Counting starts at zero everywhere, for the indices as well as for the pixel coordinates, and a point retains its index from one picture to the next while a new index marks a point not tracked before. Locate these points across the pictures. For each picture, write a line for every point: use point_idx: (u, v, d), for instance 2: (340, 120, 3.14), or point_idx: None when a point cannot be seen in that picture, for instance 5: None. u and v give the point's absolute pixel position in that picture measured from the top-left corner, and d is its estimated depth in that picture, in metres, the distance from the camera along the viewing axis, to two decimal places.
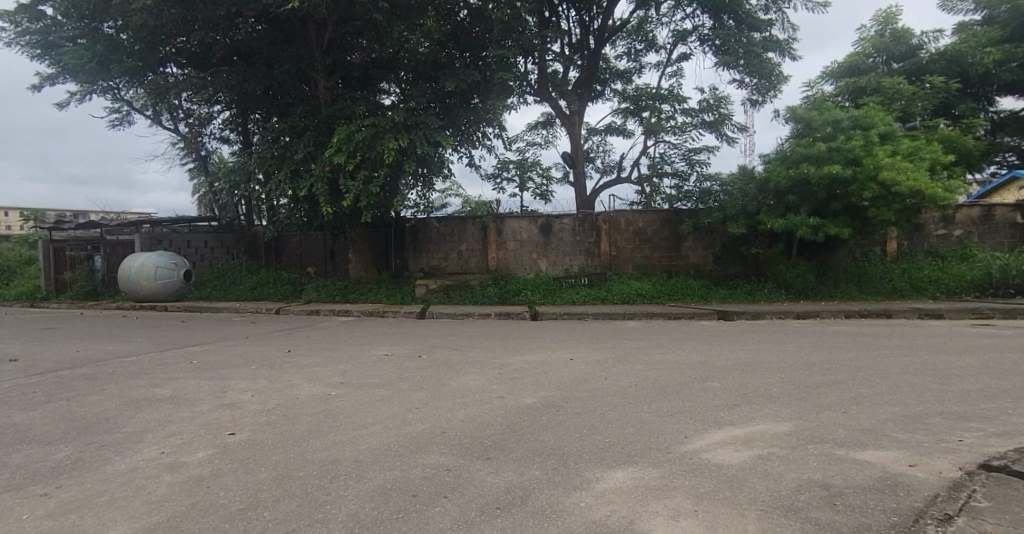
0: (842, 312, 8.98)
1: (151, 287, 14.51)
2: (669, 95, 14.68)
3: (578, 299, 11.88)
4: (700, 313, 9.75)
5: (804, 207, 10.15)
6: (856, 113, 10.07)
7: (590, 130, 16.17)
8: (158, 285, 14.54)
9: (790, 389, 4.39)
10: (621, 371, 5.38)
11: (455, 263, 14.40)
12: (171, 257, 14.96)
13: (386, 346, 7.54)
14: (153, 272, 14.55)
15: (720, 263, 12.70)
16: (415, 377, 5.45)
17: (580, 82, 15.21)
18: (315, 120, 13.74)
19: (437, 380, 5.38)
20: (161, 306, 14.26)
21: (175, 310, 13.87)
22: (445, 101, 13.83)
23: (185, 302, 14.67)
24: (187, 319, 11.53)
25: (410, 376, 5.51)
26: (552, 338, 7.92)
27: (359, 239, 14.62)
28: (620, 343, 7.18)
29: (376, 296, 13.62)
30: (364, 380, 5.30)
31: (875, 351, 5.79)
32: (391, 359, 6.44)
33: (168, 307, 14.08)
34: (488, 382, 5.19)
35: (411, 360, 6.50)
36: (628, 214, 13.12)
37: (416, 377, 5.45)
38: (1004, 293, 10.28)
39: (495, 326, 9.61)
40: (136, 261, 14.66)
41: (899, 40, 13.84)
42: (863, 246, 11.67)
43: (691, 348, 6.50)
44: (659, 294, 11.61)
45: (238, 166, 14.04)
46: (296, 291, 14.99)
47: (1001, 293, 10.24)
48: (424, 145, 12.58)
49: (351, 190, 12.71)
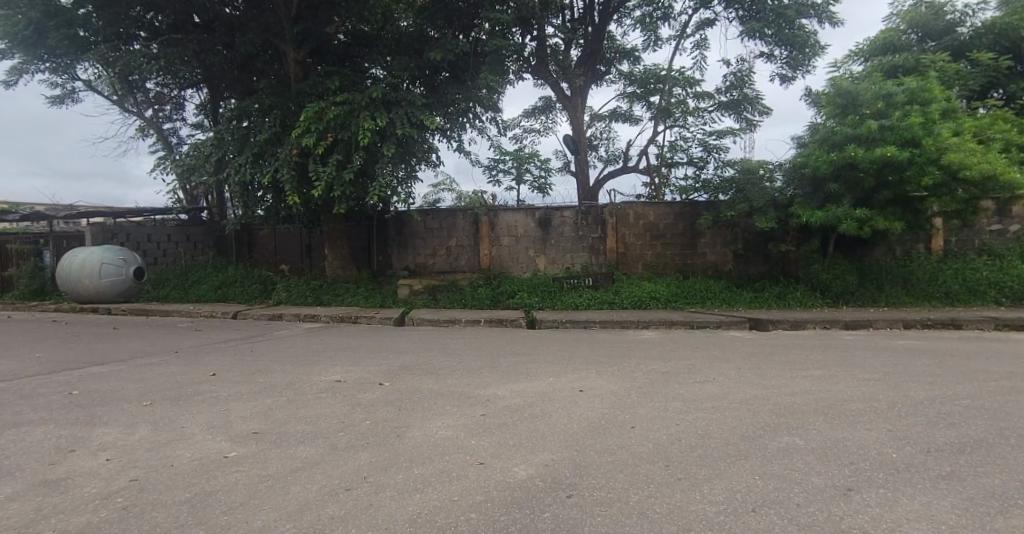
0: (899, 321, 7.54)
1: (95, 286, 12.93)
2: (680, 76, 13.22)
3: (582, 303, 10.41)
4: (728, 321, 8.28)
5: (847, 197, 8.70)
6: (913, 85, 8.55)
7: (592, 116, 14.71)
8: (103, 284, 12.96)
9: (923, 454, 2.85)
10: (649, 417, 3.87)
11: (443, 261, 12.86)
12: (118, 252, 13.37)
13: (344, 368, 6.03)
14: (96, 268, 12.96)
15: (742, 262, 11.30)
16: (364, 428, 3.92)
17: (583, 61, 13.69)
18: (283, 99, 12.17)
19: (395, 430, 3.84)
20: (106, 309, 12.72)
21: (124, 313, 12.31)
22: (432, 78, 12.25)
23: (136, 304, 13.14)
24: (125, 326, 9.94)
25: (360, 424, 4.00)
26: (552, 356, 6.40)
27: (336, 233, 13.04)
28: (639, 366, 5.67)
29: (354, 298, 12.09)
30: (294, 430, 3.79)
31: (997, 381, 4.23)
32: (342, 393, 4.93)
33: (114, 310, 12.51)
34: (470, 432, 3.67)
35: (371, 391, 4.98)
36: (637, 207, 11.57)
37: (365, 427, 3.92)
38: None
39: (484, 337, 8.12)
40: (78, 257, 13.11)
41: (938, 14, 12.10)
42: (905, 243, 10.25)
43: (736, 374, 4.99)
44: (675, 297, 10.17)
45: (197, 151, 12.49)
46: (266, 291, 13.44)
47: None
48: (405, 124, 11.02)
49: (322, 176, 11.15)
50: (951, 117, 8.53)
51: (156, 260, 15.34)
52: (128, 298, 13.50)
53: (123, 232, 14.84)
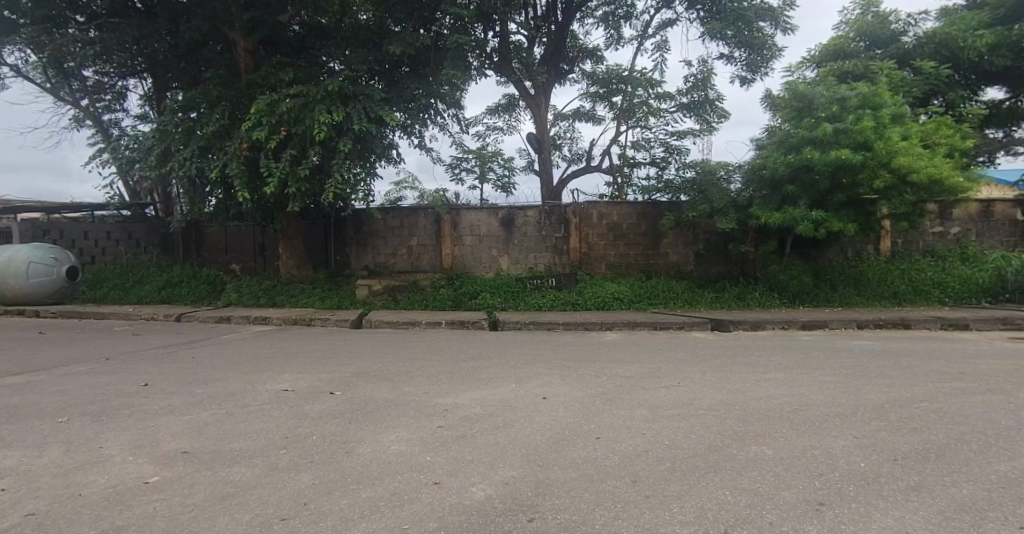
0: (853, 321, 7.74)
1: (20, 287, 11.82)
2: (641, 77, 13.29)
3: (545, 304, 10.26)
4: (690, 322, 8.31)
5: (804, 199, 8.90)
6: (865, 90, 8.80)
7: (556, 115, 14.62)
8: (30, 285, 11.85)
9: (889, 463, 2.80)
10: (615, 427, 3.71)
11: (404, 261, 12.45)
12: (48, 250, 12.27)
13: (294, 376, 5.63)
14: (23, 267, 11.83)
15: (702, 263, 11.44)
16: (309, 444, 3.59)
17: (546, 59, 13.56)
18: (232, 89, 11.46)
19: (344, 446, 3.53)
20: (33, 311, 11.65)
21: (53, 316, 11.30)
22: (391, 71, 11.77)
23: (68, 306, 12.10)
24: (52, 330, 9.09)
25: (306, 438, 3.67)
26: (515, 360, 6.19)
27: (290, 231, 12.41)
28: (603, 370, 5.54)
29: (309, 299, 11.52)
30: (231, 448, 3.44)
31: (950, 382, 4.31)
32: (289, 404, 4.56)
33: (42, 313, 11.47)
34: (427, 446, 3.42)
35: (321, 401, 4.63)
36: (601, 207, 11.52)
37: (311, 443, 3.59)
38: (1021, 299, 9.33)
39: (445, 340, 7.84)
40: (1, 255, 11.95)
41: (883, 23, 12.56)
42: (856, 244, 10.62)
43: (701, 378, 4.92)
44: (638, 298, 10.18)
45: (136, 143, 11.60)
46: (214, 292, 12.64)
47: (1016, 299, 9.34)
48: (363, 119, 10.50)
49: (274, 172, 10.54)
50: (899, 122, 8.83)
51: (94, 258, 14.09)
52: (59, 300, 12.42)
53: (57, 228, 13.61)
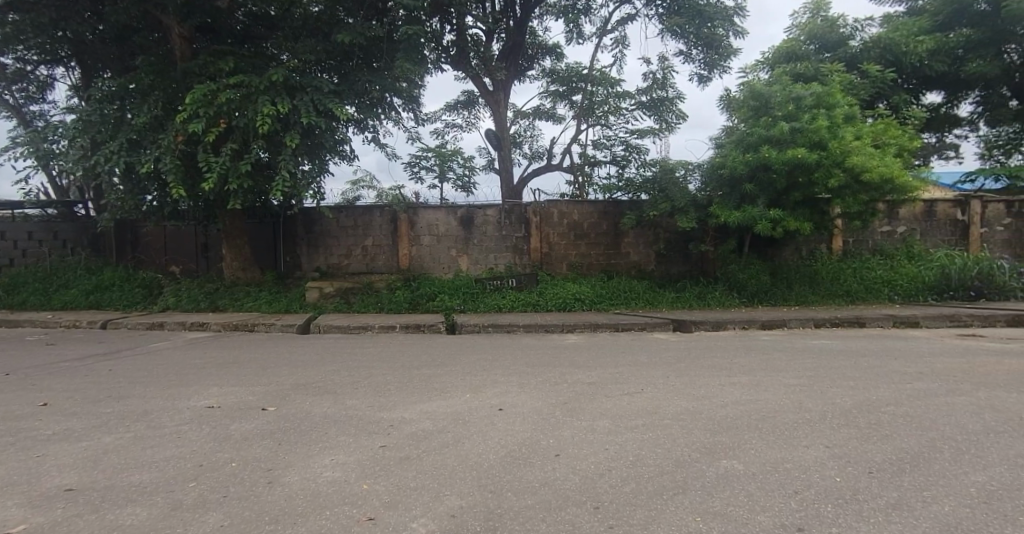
0: (811, 321, 7.80)
1: None
2: (600, 76, 13.17)
3: (505, 306, 9.93)
4: (652, 324, 8.18)
5: (761, 198, 8.96)
6: (819, 90, 8.92)
7: (515, 113, 14.33)
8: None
9: (865, 477, 2.60)
10: (576, 442, 3.40)
11: (359, 262, 11.83)
12: None
13: (225, 388, 5.06)
14: None
15: (663, 262, 11.40)
16: (227, 473, 3.09)
17: (505, 55, 13.22)
18: (166, 76, 10.52)
19: (268, 473, 3.06)
20: None
21: None
22: (343, 62, 11.08)
23: None
24: None
25: (224, 466, 3.17)
26: (472, 366, 5.82)
27: (234, 231, 11.53)
28: (564, 377, 5.25)
29: (255, 303, 10.73)
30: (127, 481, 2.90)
31: (910, 383, 4.26)
32: (212, 422, 4.01)
33: None
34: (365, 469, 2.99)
35: (250, 418, 4.10)
36: (561, 206, 11.30)
37: (229, 472, 3.09)
38: (964, 296, 9.66)
39: (399, 345, 7.39)
40: None
41: (832, 26, 12.88)
42: (810, 243, 10.85)
43: (665, 385, 4.71)
44: (600, 298, 10.01)
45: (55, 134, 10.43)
46: (149, 297, 11.58)
47: (960, 295, 9.66)
48: (311, 113, 9.77)
49: (213, 168, 9.69)
50: (851, 122, 9.01)
51: (12, 261, 12.87)
52: None
53: None
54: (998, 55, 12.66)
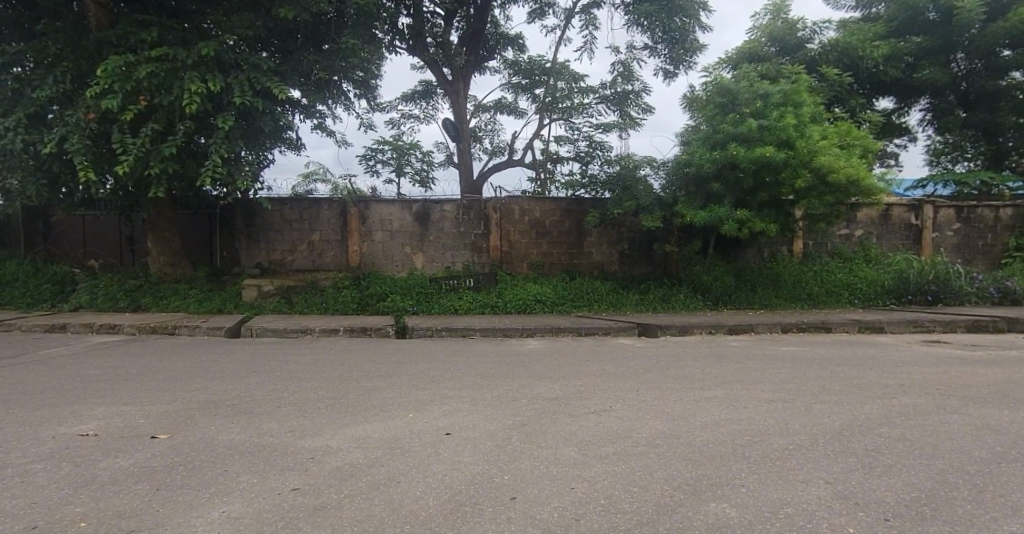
0: (779, 325, 7.64)
1: None
2: (564, 69, 12.70)
3: (463, 307, 9.30)
4: (617, 328, 7.78)
5: (727, 197, 8.73)
6: (785, 87, 8.76)
7: (476, 106, 13.67)
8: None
9: (882, 527, 2.16)
10: (536, 479, 2.82)
11: (304, 258, 10.86)
12: None
13: (119, 397, 4.14)
14: None
15: (626, 263, 11.05)
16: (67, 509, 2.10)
17: (465, 42, 12.52)
18: (76, 43, 9.15)
19: (134, 511, 2.14)
20: None
21: None
22: (287, 39, 10.05)
23: None
24: None
25: (69, 499, 2.19)
26: (419, 377, 5.17)
27: (160, 223, 10.29)
28: (523, 393, 4.71)
29: (180, 303, 9.59)
30: None
31: (893, 400, 3.97)
32: (84, 437, 3.03)
33: None
34: (261, 517, 2.26)
35: (137, 432, 3.19)
36: (523, 202, 10.75)
37: (73, 509, 2.11)
38: (920, 300, 9.73)
39: (341, 350, 6.66)
40: None
41: (793, 28, 12.86)
42: (771, 245, 10.80)
43: (637, 409, 4.24)
44: (562, 300, 9.52)
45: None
46: (56, 296, 10.12)
47: (918, 299, 9.72)
48: (247, 92, 8.67)
49: (129, 151, 8.48)
50: (816, 121, 8.91)
51: None
52: None
53: None
54: (946, 64, 13.05)
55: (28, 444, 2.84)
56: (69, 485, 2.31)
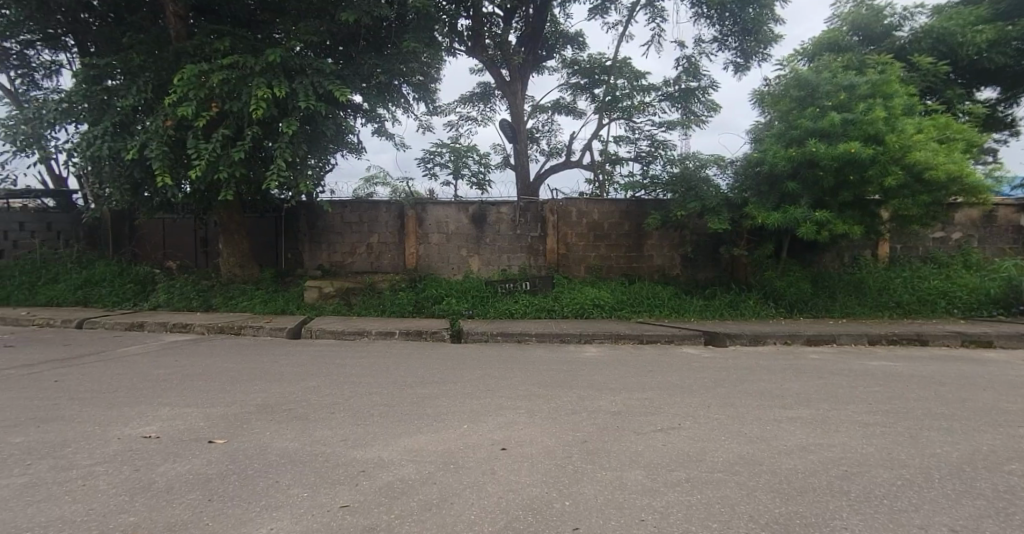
0: (865, 336, 6.97)
1: None
2: (625, 67, 12.30)
3: (518, 311, 9.13)
4: (681, 336, 7.34)
5: (805, 197, 8.06)
6: (874, 78, 8.00)
7: (534, 107, 13.52)
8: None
9: None
10: (599, 507, 2.57)
11: (364, 260, 11.10)
12: None
13: (190, 396, 4.27)
14: None
15: (689, 267, 10.50)
16: (120, 523, 2.07)
17: (524, 43, 12.40)
18: (160, 56, 9.79)
19: (185, 526, 2.10)
20: None
21: None
22: (351, 46, 10.32)
23: None
24: None
25: (124, 509, 2.18)
26: (477, 385, 5.04)
27: (232, 226, 10.85)
28: (584, 406, 4.47)
29: (248, 303, 10.04)
30: None
31: (1022, 429, 3.38)
32: (152, 439, 3.08)
33: None
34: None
35: (200, 435, 3.23)
36: (580, 204, 10.45)
37: (126, 522, 2.09)
38: None
39: (400, 353, 6.67)
40: None
41: (880, 14, 11.77)
42: (853, 249, 9.92)
43: (711, 429, 3.86)
44: (621, 305, 9.15)
45: (26, 113, 9.35)
46: (141, 294, 10.90)
47: None
48: (310, 97, 8.95)
49: (203, 156, 8.97)
50: (910, 114, 8.08)
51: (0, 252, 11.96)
52: None
53: None
54: None
55: (95, 445, 2.93)
56: (125, 492, 2.33)
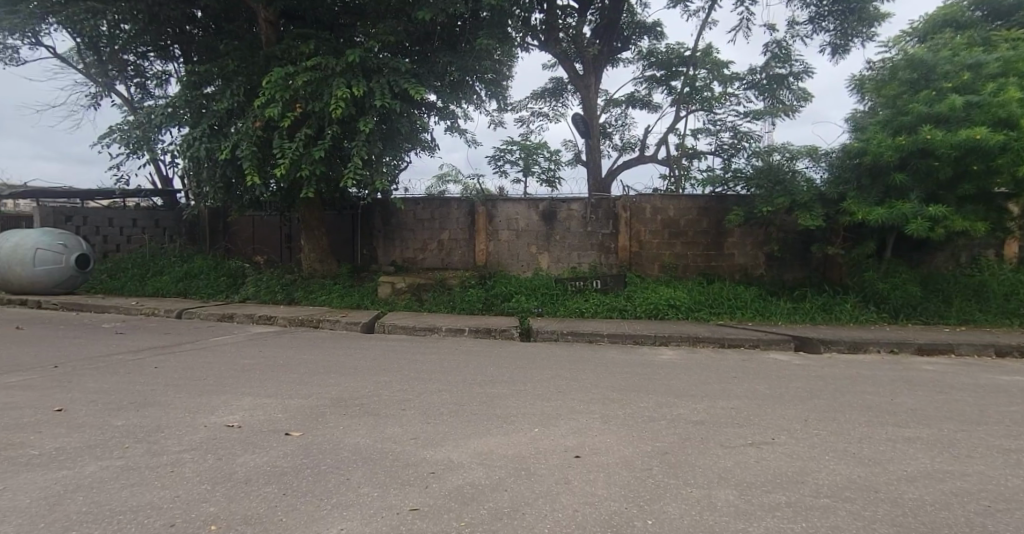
0: (990, 348, 6.24)
1: (26, 274, 11.13)
2: (706, 56, 11.61)
3: (588, 311, 8.83)
4: (768, 340, 6.75)
5: (916, 190, 7.20)
6: (1008, 54, 6.97)
7: (607, 101, 13.11)
8: (36, 273, 11.14)
9: None
10: (688, 529, 2.29)
11: (435, 257, 11.28)
12: (57, 236, 11.59)
13: (272, 387, 4.43)
14: (29, 253, 11.14)
15: (775, 266, 9.69)
16: (204, 512, 2.11)
17: (598, 35, 12.04)
18: (251, 62, 10.44)
19: (261, 520, 2.09)
20: (32, 303, 10.85)
21: (52, 309, 10.56)
22: (425, 45, 10.48)
23: (70, 297, 11.23)
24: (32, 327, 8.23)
25: (207, 498, 2.21)
26: (548, 386, 4.85)
27: (312, 223, 11.41)
28: (663, 413, 4.15)
29: (326, 297, 10.51)
30: (67, 507, 2.06)
31: None
32: (236, 429, 3.18)
33: (43, 305, 10.72)
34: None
35: (278, 427, 3.29)
36: (655, 200, 9.95)
37: (209, 511, 2.12)
38: None
39: (469, 350, 6.64)
40: (8, 242, 11.37)
41: None
42: (973, 249, 8.76)
43: (811, 447, 3.41)
44: (698, 306, 8.59)
45: (137, 119, 10.33)
46: (233, 287, 11.75)
47: None
48: (386, 95, 9.20)
49: (287, 154, 9.47)
50: None
51: (118, 246, 13.39)
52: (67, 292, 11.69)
53: (79, 214, 12.85)
54: None
55: (185, 432, 3.06)
56: (208, 481, 2.39)
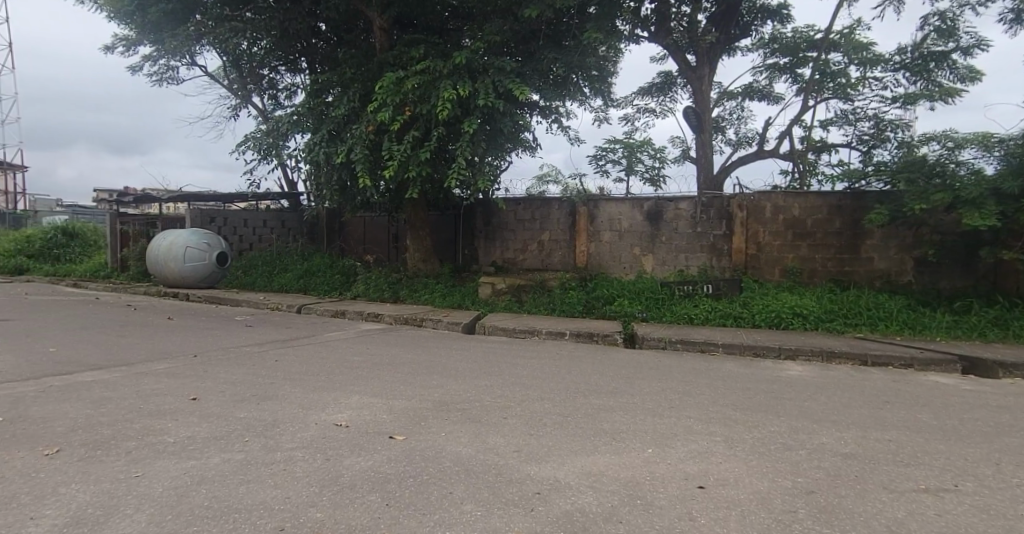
0: None
1: (179, 270, 12.87)
2: (844, 38, 10.21)
3: (698, 318, 8.09)
4: (928, 361, 5.62)
5: None
6: None
7: (721, 94, 12.08)
8: (186, 269, 12.85)
9: None
10: None
11: (534, 258, 11.14)
12: (203, 236, 13.27)
13: (377, 386, 4.50)
14: (182, 252, 12.88)
15: (932, 273, 8.18)
16: (311, 517, 2.05)
17: (714, 23, 11.13)
18: (364, 71, 11.07)
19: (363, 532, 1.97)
20: (184, 295, 12.50)
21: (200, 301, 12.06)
22: (529, 44, 10.38)
23: (212, 291, 12.78)
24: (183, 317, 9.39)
25: (313, 502, 2.17)
26: (657, 401, 4.40)
27: (416, 223, 11.84)
28: (801, 442, 3.52)
29: (428, 296, 10.84)
30: (190, 500, 2.11)
31: None
32: (343, 429, 3.20)
33: (193, 297, 12.29)
34: None
35: (381, 429, 3.26)
36: (778, 197, 8.88)
37: (314, 517, 2.05)
38: None
39: (569, 355, 6.35)
40: (167, 241, 13.22)
41: None
42: None
43: (1020, 503, 2.63)
44: (832, 316, 7.48)
45: (268, 128, 11.42)
46: (345, 285, 12.59)
47: None
48: (490, 95, 9.25)
49: (395, 156, 9.87)
50: None
51: (250, 245, 15.02)
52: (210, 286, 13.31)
53: (222, 216, 14.58)
54: None
55: (297, 429, 3.13)
56: (316, 483, 2.35)
